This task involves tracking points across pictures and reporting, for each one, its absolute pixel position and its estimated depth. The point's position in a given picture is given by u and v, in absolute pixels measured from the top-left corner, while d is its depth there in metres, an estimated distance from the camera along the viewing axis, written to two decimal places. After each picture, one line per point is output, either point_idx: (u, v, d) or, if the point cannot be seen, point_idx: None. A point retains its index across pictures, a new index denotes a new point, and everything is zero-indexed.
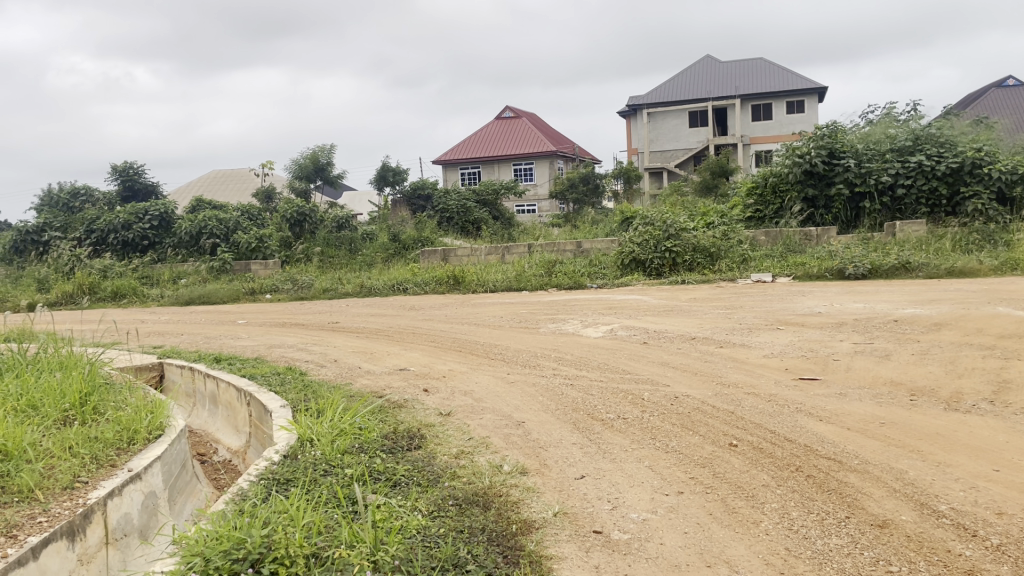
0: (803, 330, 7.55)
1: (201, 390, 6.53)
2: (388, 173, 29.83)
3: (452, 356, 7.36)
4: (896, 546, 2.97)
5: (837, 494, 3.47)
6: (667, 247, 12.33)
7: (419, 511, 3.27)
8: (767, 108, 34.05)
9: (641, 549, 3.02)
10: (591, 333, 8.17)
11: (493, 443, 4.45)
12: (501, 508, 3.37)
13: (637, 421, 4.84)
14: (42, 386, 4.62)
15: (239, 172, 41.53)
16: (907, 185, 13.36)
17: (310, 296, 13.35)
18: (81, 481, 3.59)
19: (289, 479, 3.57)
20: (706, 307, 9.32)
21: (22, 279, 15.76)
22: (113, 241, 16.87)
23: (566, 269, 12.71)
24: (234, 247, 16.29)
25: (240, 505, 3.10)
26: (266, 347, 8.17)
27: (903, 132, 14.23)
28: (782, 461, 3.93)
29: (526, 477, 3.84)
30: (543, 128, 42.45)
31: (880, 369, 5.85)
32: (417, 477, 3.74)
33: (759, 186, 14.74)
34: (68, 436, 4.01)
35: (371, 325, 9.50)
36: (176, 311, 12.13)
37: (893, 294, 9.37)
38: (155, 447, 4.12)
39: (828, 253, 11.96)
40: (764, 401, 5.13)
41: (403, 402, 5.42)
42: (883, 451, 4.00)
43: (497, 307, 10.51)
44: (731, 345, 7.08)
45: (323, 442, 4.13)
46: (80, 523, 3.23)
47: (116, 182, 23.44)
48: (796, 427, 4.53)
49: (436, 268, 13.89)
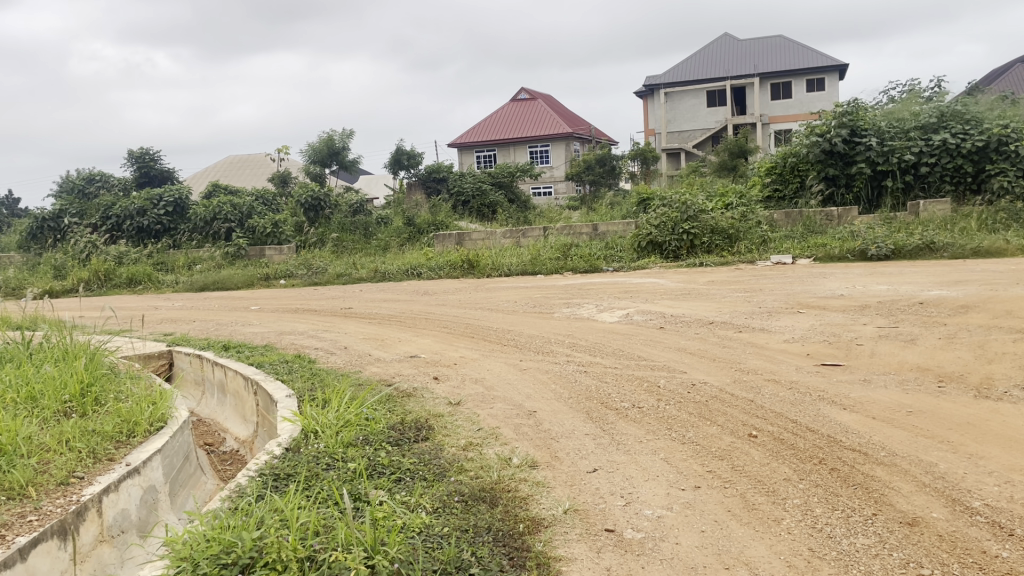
0: (825, 313, 7.34)
1: (210, 378, 6.43)
2: (403, 156, 29.65)
3: (464, 342, 7.21)
4: (928, 546, 2.79)
5: (863, 489, 3.29)
6: (685, 229, 12.10)
7: (422, 508, 3.13)
8: (786, 87, 33.52)
9: (655, 549, 2.86)
10: (606, 317, 7.99)
11: (502, 434, 4.31)
12: (508, 505, 3.22)
13: (652, 410, 4.67)
14: (42, 378, 4.52)
15: (256, 158, 41.57)
16: (931, 164, 13.02)
17: (324, 281, 13.25)
18: (77, 477, 3.48)
19: (290, 474, 3.45)
20: (724, 290, 9.10)
21: (39, 265, 15.78)
22: (128, 227, 16.85)
23: (582, 252, 12.50)
24: (248, 233, 16.25)
25: (235, 504, 2.98)
26: (277, 334, 8.07)
27: (928, 109, 13.90)
28: (804, 454, 3.75)
29: (536, 471, 3.69)
30: (559, 109, 42.07)
31: (906, 354, 5.64)
32: (423, 471, 3.60)
33: (778, 165, 14.41)
34: (65, 429, 3.91)
35: (384, 311, 9.39)
36: (190, 298, 12.07)
37: (918, 275, 9.10)
38: (155, 440, 4.01)
39: (850, 233, 11.66)
40: (785, 389, 4.94)
41: (412, 391, 5.28)
42: (912, 443, 3.81)
43: (511, 291, 10.36)
44: (750, 329, 6.87)
45: (327, 434, 4.00)
46: (73, 521, 3.12)
47: (133, 168, 23.47)
48: (819, 415, 4.34)
49: (450, 252, 13.75)
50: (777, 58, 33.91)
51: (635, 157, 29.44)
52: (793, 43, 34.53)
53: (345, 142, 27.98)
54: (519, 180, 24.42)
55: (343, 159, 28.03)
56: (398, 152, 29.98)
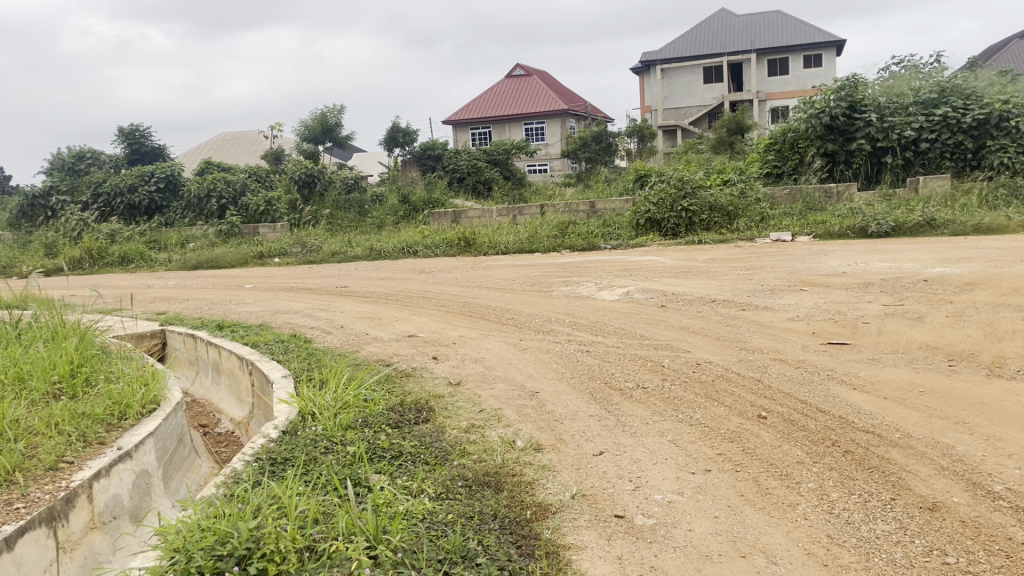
0: (828, 291, 7.23)
1: (204, 358, 6.30)
2: (398, 133, 29.33)
3: (463, 321, 7.08)
4: (951, 532, 2.69)
5: (879, 472, 3.19)
6: (683, 206, 11.95)
7: (425, 494, 3.02)
8: (783, 63, 33.25)
9: (668, 537, 2.76)
10: (606, 296, 7.87)
11: (504, 416, 4.20)
12: (514, 490, 3.12)
13: (657, 390, 4.57)
14: (31, 358, 4.39)
15: (248, 135, 41.13)
16: (931, 140, 12.90)
17: (319, 259, 13.08)
18: (67, 461, 3.36)
19: (287, 458, 3.33)
20: (725, 268, 8.97)
21: (30, 243, 15.56)
22: (119, 205, 16.62)
23: (580, 230, 12.36)
24: (242, 211, 16.04)
25: (230, 491, 2.86)
26: (272, 312, 7.94)
27: (927, 85, 13.74)
28: (816, 435, 3.65)
29: (541, 454, 3.58)
30: (555, 86, 41.69)
31: (914, 332, 5.53)
32: (425, 454, 3.49)
33: (777, 141, 14.23)
34: (55, 411, 3.78)
35: (380, 289, 9.26)
36: (184, 276, 11.91)
37: (920, 252, 8.99)
38: (148, 423, 3.88)
39: (851, 210, 11.54)
40: (792, 368, 4.84)
41: (411, 370, 5.18)
42: (926, 424, 3.71)
43: (509, 269, 10.22)
44: (753, 307, 6.76)
45: (325, 417, 3.88)
46: (62, 509, 3.00)
47: (124, 145, 23.16)
48: (829, 396, 4.24)
49: (446, 230, 13.58)
50: (774, 34, 33.60)
51: (631, 134, 29.24)
52: (790, 18, 34.20)
53: (338, 118, 27.65)
54: (515, 157, 24.17)
55: (337, 136, 27.75)
56: (393, 129, 29.64)
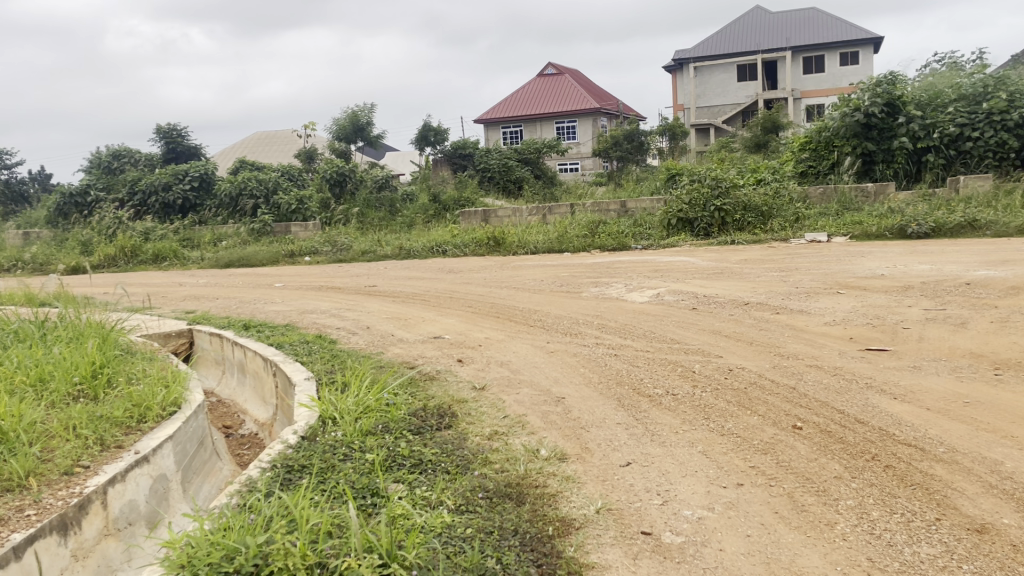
0: (866, 294, 7.01)
1: (230, 357, 6.26)
2: (429, 133, 29.31)
3: (489, 322, 6.98)
4: (1001, 558, 2.51)
5: (923, 490, 3.01)
6: (716, 206, 11.73)
7: (443, 506, 2.92)
8: (819, 60, 32.69)
9: (697, 557, 2.62)
10: (635, 297, 7.71)
11: (529, 423, 4.08)
12: (536, 503, 2.99)
13: (688, 397, 4.41)
14: (54, 359, 4.38)
15: (282, 134, 41.44)
16: (974, 139, 12.49)
17: (349, 258, 13.07)
18: (83, 466, 3.33)
19: (304, 466, 3.25)
20: (758, 269, 8.76)
21: (66, 241, 15.74)
22: (153, 203, 16.78)
23: (610, 230, 12.19)
24: (273, 209, 16.11)
25: (244, 501, 2.81)
26: (299, 312, 7.91)
27: (969, 82, 13.35)
28: (855, 448, 3.48)
29: (566, 465, 3.46)
30: (587, 84, 41.48)
31: (957, 339, 5.31)
32: (446, 463, 3.38)
33: (813, 140, 13.92)
34: (72, 415, 3.75)
35: (408, 289, 9.19)
36: (215, 274, 11.94)
37: (963, 254, 8.68)
38: (167, 426, 3.83)
39: (889, 210, 11.22)
40: (829, 375, 4.66)
41: (436, 374, 5.08)
42: (973, 438, 3.52)
43: (538, 269, 10.08)
44: (787, 311, 6.56)
45: (345, 422, 3.80)
46: (74, 516, 2.96)
47: (160, 144, 23.46)
48: (868, 406, 4.06)
49: (476, 229, 13.48)
50: (810, 31, 33.05)
51: (662, 134, 28.94)
52: (826, 15, 33.62)
53: (370, 118, 27.72)
54: (545, 156, 23.98)
55: (368, 135, 27.85)
56: (424, 128, 29.60)
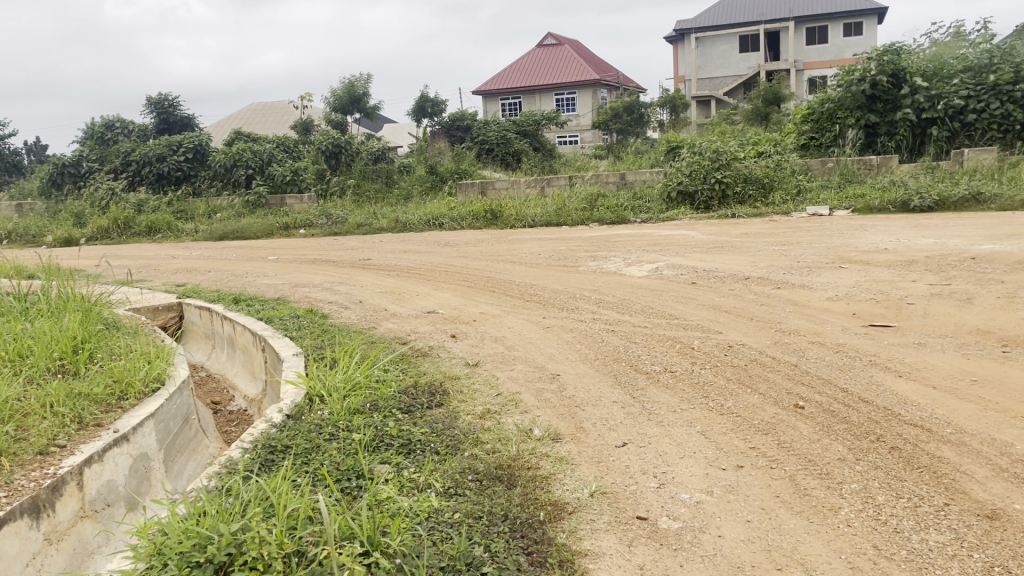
0: (869, 269, 6.86)
1: (220, 332, 6.13)
2: (427, 103, 28.95)
3: (485, 297, 6.83)
4: (1013, 545, 2.41)
5: (930, 473, 2.89)
6: (717, 178, 11.54)
7: (431, 489, 2.81)
8: (822, 31, 32.24)
9: (695, 544, 2.51)
10: (634, 272, 7.56)
11: (523, 401, 3.95)
12: (528, 486, 2.88)
13: (686, 374, 4.29)
14: (35, 333, 4.24)
15: (279, 105, 40.92)
16: (979, 110, 12.28)
17: (344, 231, 12.91)
18: (59, 445, 3.21)
19: (288, 446, 3.13)
20: (759, 243, 8.60)
21: (59, 212, 15.54)
22: (147, 174, 16.57)
23: (609, 203, 12.02)
24: (268, 181, 15.88)
25: (222, 484, 2.69)
26: (291, 286, 7.76)
27: (975, 53, 13.10)
28: (860, 429, 3.35)
29: (560, 445, 3.33)
30: (587, 56, 41.01)
31: (964, 315, 5.18)
32: (435, 444, 3.26)
33: (815, 111, 13.66)
34: (50, 392, 3.62)
35: (403, 263, 9.05)
36: (210, 247, 11.77)
37: (967, 228, 8.54)
38: (148, 404, 3.69)
39: (891, 183, 11.07)
40: (831, 352, 4.53)
41: (428, 349, 4.95)
42: (981, 418, 3.40)
43: (536, 243, 9.93)
44: (789, 286, 6.42)
45: (333, 400, 3.68)
46: (47, 498, 2.85)
47: (153, 115, 23.11)
48: (872, 384, 3.94)
49: (473, 202, 13.30)
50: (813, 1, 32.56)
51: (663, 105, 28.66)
52: None
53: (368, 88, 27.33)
54: (544, 127, 23.64)
55: (365, 106, 27.49)
56: (422, 99, 29.23)
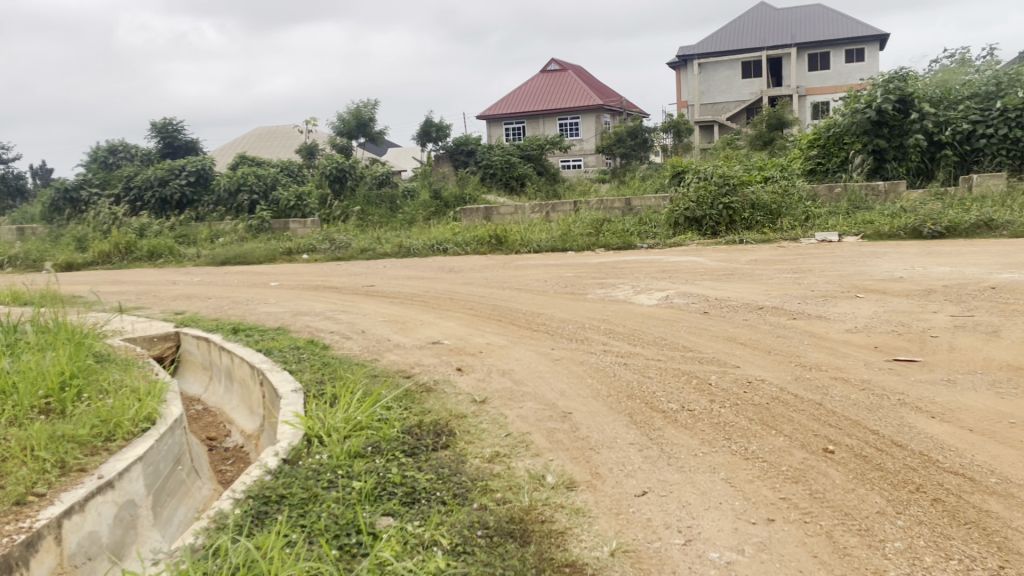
0: (887, 298, 6.65)
1: (218, 363, 5.91)
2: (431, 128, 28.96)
3: (490, 326, 6.62)
4: None
5: (979, 530, 2.67)
6: (724, 204, 11.38)
7: (437, 546, 2.58)
8: (824, 57, 32.30)
9: None
10: (643, 300, 7.36)
11: (533, 443, 3.73)
12: (543, 543, 2.65)
13: (705, 413, 4.06)
14: (20, 367, 4.02)
15: (285, 130, 41.04)
16: (988, 136, 12.13)
17: (347, 256, 12.71)
18: (37, 494, 3.00)
19: (282, 496, 2.91)
20: (771, 271, 8.40)
21: (61, 236, 15.40)
22: (150, 199, 16.43)
23: (615, 228, 11.84)
24: (272, 206, 15.77)
25: (211, 544, 2.48)
26: (291, 314, 7.56)
27: (983, 78, 13.01)
28: (897, 477, 3.13)
29: (575, 495, 3.11)
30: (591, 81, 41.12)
31: (991, 349, 4.95)
32: (442, 492, 3.04)
33: (821, 137, 13.50)
34: (31, 434, 3.40)
35: (406, 289, 8.84)
36: (211, 272, 11.60)
37: (982, 255, 8.33)
38: (137, 446, 3.47)
39: (902, 209, 10.87)
40: (857, 390, 4.30)
41: (432, 384, 4.72)
42: None
43: (541, 269, 9.73)
44: (805, 316, 6.21)
45: (332, 442, 3.46)
46: (20, 555, 2.63)
47: (157, 140, 23.06)
48: (905, 426, 3.70)
49: (478, 227, 13.11)
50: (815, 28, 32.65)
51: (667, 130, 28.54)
52: (831, 12, 33.22)
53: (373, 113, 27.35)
54: (548, 152, 23.53)
55: (370, 131, 27.44)
56: (426, 123, 29.23)
